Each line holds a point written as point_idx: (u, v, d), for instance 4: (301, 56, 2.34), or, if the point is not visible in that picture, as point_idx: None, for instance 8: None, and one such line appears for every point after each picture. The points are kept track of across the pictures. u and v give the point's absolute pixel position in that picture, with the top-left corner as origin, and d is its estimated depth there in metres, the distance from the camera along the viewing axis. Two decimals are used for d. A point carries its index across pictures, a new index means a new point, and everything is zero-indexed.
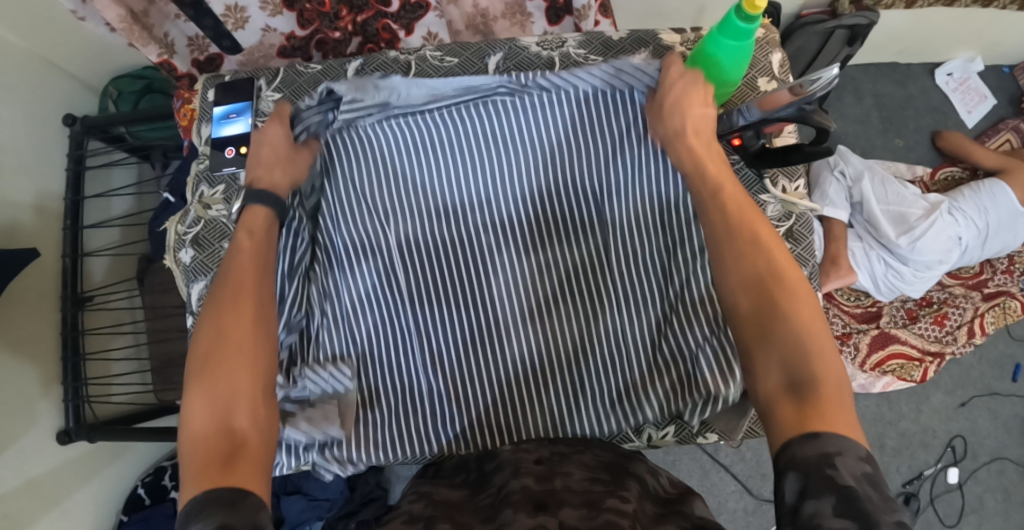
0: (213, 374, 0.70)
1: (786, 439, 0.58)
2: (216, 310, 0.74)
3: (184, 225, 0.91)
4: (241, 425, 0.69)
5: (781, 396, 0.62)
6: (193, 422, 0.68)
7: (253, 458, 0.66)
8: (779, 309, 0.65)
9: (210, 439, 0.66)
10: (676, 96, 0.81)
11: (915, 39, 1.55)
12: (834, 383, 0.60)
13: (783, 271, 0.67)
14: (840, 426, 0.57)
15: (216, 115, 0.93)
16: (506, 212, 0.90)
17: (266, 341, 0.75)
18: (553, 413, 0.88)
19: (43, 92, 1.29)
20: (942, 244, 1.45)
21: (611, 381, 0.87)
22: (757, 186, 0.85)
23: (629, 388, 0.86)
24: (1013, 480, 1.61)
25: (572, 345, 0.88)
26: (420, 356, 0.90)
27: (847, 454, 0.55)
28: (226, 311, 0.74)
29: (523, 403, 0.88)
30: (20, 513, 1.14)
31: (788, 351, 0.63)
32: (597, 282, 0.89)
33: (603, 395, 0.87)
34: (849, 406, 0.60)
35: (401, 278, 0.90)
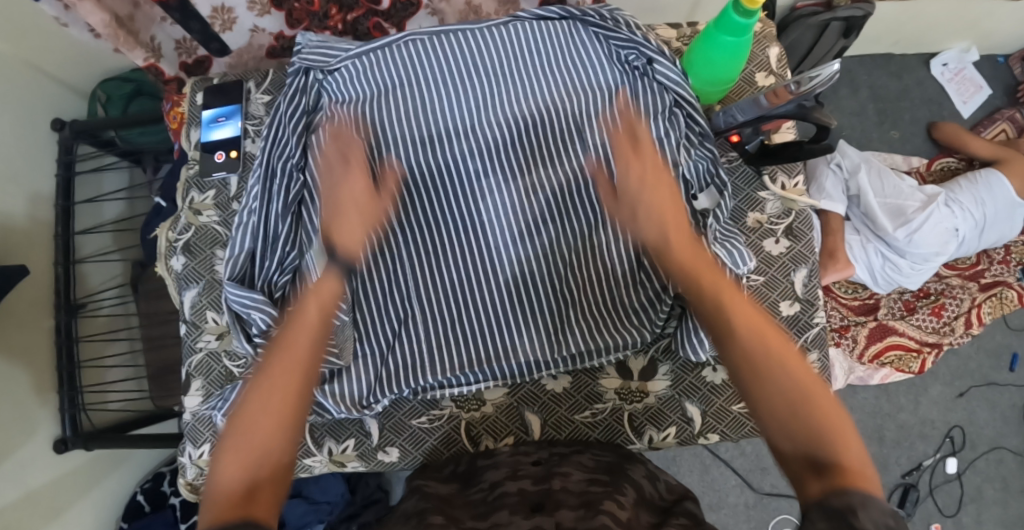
0: (240, 435, 0.67)
1: (811, 498, 0.56)
2: (263, 369, 0.71)
3: (174, 233, 0.89)
4: (265, 489, 0.62)
5: (807, 476, 0.59)
6: (218, 480, 0.63)
7: (271, 510, 0.60)
8: (785, 409, 0.64)
9: (232, 496, 0.61)
10: (639, 183, 0.79)
11: (910, 30, 1.55)
12: (858, 459, 0.59)
13: (778, 369, 0.66)
14: (870, 490, 0.55)
15: (205, 118, 0.91)
16: (497, 137, 0.85)
17: (301, 412, 0.71)
18: (554, 341, 0.82)
19: (31, 98, 1.27)
20: (939, 237, 1.44)
21: (610, 306, 0.83)
22: (755, 183, 0.86)
23: (627, 310, 0.83)
24: (1011, 469, 1.62)
25: (570, 271, 0.83)
26: (414, 290, 0.83)
27: (870, 507, 0.52)
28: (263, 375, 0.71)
29: (520, 332, 0.83)
30: (21, 525, 1.13)
31: (789, 434, 0.63)
32: (601, 209, 0.84)
33: (605, 321, 0.82)
34: (876, 483, 0.58)
35: (391, 207, 0.84)
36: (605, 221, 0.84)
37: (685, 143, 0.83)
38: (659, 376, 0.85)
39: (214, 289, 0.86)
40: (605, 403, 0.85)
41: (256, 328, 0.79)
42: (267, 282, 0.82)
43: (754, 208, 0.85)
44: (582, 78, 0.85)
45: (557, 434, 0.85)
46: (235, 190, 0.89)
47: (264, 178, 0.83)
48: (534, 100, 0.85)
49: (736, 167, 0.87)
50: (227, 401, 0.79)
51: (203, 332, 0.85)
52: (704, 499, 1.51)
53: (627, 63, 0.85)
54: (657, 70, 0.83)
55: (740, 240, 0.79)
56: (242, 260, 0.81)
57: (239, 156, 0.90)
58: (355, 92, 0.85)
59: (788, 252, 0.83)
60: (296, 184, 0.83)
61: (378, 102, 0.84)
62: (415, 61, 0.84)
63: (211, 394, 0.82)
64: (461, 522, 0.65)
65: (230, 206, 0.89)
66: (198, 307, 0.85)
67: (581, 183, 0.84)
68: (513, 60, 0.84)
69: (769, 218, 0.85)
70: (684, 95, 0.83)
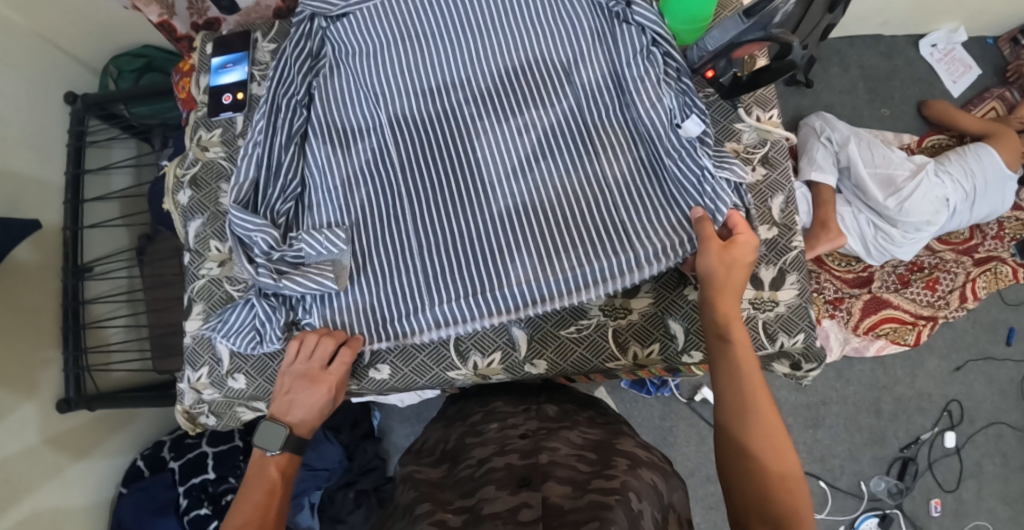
0: None
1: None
2: (240, 504, 0.73)
3: (183, 168, 0.95)
4: None
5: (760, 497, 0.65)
6: None
7: None
8: (756, 514, 0.64)
9: None
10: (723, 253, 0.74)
11: (898, 10, 1.58)
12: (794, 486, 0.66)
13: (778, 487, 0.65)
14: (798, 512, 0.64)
15: (213, 65, 0.96)
16: (488, 81, 0.86)
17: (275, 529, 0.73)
18: (550, 267, 0.79)
19: (45, 71, 1.32)
20: (930, 205, 1.47)
21: (608, 234, 0.80)
22: (731, 116, 0.89)
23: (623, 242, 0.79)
24: (1011, 444, 1.61)
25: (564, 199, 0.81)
26: (407, 223, 0.82)
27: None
28: (243, 506, 0.73)
29: (515, 260, 0.80)
30: (20, 480, 1.13)
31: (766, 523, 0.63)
32: (589, 144, 0.83)
33: (601, 248, 0.79)
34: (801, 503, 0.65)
35: (387, 143, 0.85)
36: (594, 155, 0.82)
37: (665, 77, 0.82)
38: (642, 293, 0.85)
39: (217, 220, 0.90)
40: (590, 318, 0.85)
41: (258, 249, 0.81)
42: (269, 210, 0.85)
43: (731, 137, 0.89)
44: (568, 24, 0.85)
45: (544, 348, 0.85)
46: (240, 127, 0.94)
47: (269, 114, 0.86)
48: (525, 46, 0.86)
49: (713, 103, 0.90)
50: (226, 323, 0.81)
51: (206, 260, 0.90)
52: (701, 469, 1.51)
53: (607, 9, 0.86)
54: (633, 12, 0.83)
55: (732, 157, 0.81)
56: (246, 187, 0.84)
57: (245, 97, 0.94)
58: (357, 43, 0.87)
59: (764, 180, 0.87)
60: (300, 119, 0.87)
61: (378, 51, 0.86)
62: (413, 15, 0.86)
63: (210, 315, 0.86)
64: (449, 504, 0.66)
65: (235, 143, 0.93)
66: (201, 236, 0.90)
67: (571, 120, 0.83)
68: (502, 10, 0.86)
69: (745, 148, 0.89)
70: (661, 33, 0.82)
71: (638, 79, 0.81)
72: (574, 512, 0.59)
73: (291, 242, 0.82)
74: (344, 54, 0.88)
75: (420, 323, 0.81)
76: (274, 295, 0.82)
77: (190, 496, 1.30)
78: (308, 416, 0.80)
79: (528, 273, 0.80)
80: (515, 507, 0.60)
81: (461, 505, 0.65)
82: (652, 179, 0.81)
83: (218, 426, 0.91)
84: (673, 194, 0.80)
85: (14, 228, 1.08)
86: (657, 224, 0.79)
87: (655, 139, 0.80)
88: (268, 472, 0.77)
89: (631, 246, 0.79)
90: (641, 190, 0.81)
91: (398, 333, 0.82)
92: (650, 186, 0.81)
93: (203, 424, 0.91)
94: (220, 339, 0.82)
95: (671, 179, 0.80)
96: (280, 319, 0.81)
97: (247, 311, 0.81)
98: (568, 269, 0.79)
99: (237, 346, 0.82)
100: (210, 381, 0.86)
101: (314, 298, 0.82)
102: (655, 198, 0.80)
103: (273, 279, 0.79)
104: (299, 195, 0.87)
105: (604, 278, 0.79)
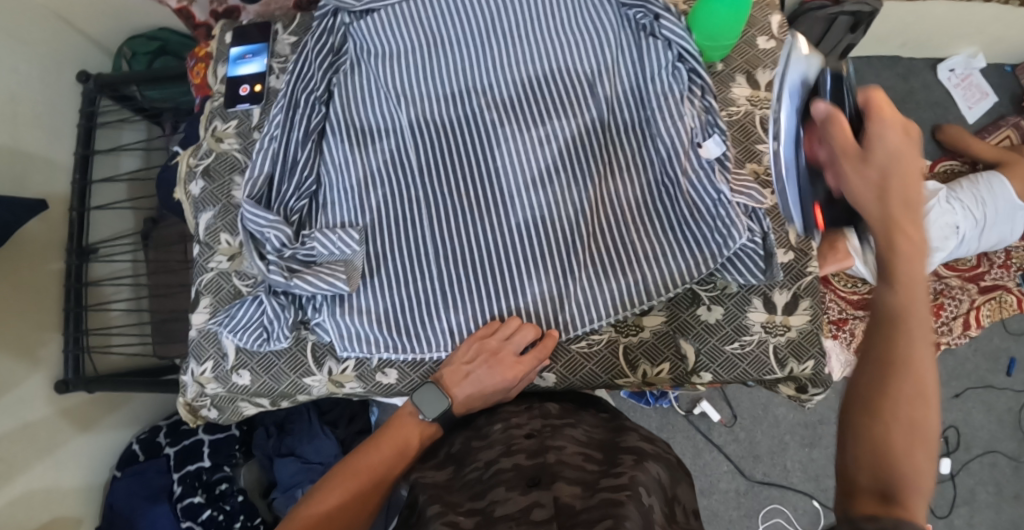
0: (344, 482, 0.75)
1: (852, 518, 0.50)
2: (375, 442, 0.79)
3: (196, 158, 0.94)
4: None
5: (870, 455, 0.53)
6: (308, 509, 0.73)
7: None
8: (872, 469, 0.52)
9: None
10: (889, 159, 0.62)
11: (918, 32, 1.58)
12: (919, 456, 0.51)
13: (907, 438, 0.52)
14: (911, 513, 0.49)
15: (232, 55, 0.95)
16: (511, 91, 0.84)
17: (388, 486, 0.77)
18: (564, 284, 0.79)
19: (59, 47, 1.31)
20: (939, 231, 1.47)
21: (621, 254, 0.79)
22: (753, 137, 0.88)
23: (639, 261, 0.79)
24: (1005, 474, 1.61)
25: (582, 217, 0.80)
26: (423, 231, 0.81)
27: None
28: (373, 448, 0.78)
29: (530, 274, 0.80)
30: (14, 457, 1.12)
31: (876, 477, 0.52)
32: (609, 161, 0.82)
33: (614, 269, 0.79)
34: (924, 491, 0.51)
35: (407, 149, 0.84)
36: (614, 172, 0.82)
37: (689, 96, 0.81)
38: (654, 312, 0.84)
39: (229, 213, 0.89)
40: (601, 334, 0.84)
41: (270, 246, 0.80)
42: (283, 206, 0.84)
43: (752, 158, 0.87)
44: (594, 36, 0.84)
45: (553, 361, 0.84)
46: (256, 120, 0.93)
47: (287, 109, 0.84)
48: (550, 58, 0.84)
49: (736, 122, 0.88)
50: (233, 318, 0.80)
51: (215, 253, 0.89)
52: (697, 483, 1.51)
53: (634, 22, 0.84)
54: (661, 26, 0.82)
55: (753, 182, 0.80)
56: (260, 182, 0.83)
57: (263, 90, 0.93)
58: (379, 44, 0.86)
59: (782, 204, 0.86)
60: (318, 116, 0.86)
61: (401, 56, 0.85)
62: (437, 22, 0.85)
63: (218, 309, 0.85)
64: (459, 506, 0.63)
65: (250, 136, 0.92)
66: (211, 229, 0.89)
67: (593, 134, 0.83)
68: (530, 19, 0.84)
69: (766, 170, 0.87)
70: (689, 49, 0.81)
71: (662, 98, 0.81)
72: (587, 512, 0.57)
73: (303, 240, 0.81)
74: (366, 54, 0.86)
75: (431, 331, 0.80)
76: (283, 293, 0.81)
77: (183, 484, 1.28)
78: (475, 397, 0.74)
79: (542, 288, 0.79)
80: (527, 508, 0.59)
81: (471, 507, 0.63)
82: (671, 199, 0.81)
83: (219, 419, 0.90)
84: (693, 214, 0.79)
85: (19, 208, 1.06)
86: (671, 244, 0.79)
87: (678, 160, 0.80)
88: (409, 435, 0.79)
89: (645, 266, 0.79)
90: (659, 209, 0.81)
91: (407, 340, 0.80)
92: (669, 206, 0.80)
93: (205, 416, 0.90)
94: (224, 335, 0.81)
95: (689, 198, 0.79)
96: (289, 317, 0.80)
97: (253, 307, 0.80)
98: (582, 285, 0.79)
99: (245, 342, 0.80)
100: (214, 376, 0.85)
101: (324, 299, 0.80)
102: (673, 219, 0.80)
103: (284, 278, 0.77)
104: (314, 193, 0.86)
105: (614, 298, 0.79)
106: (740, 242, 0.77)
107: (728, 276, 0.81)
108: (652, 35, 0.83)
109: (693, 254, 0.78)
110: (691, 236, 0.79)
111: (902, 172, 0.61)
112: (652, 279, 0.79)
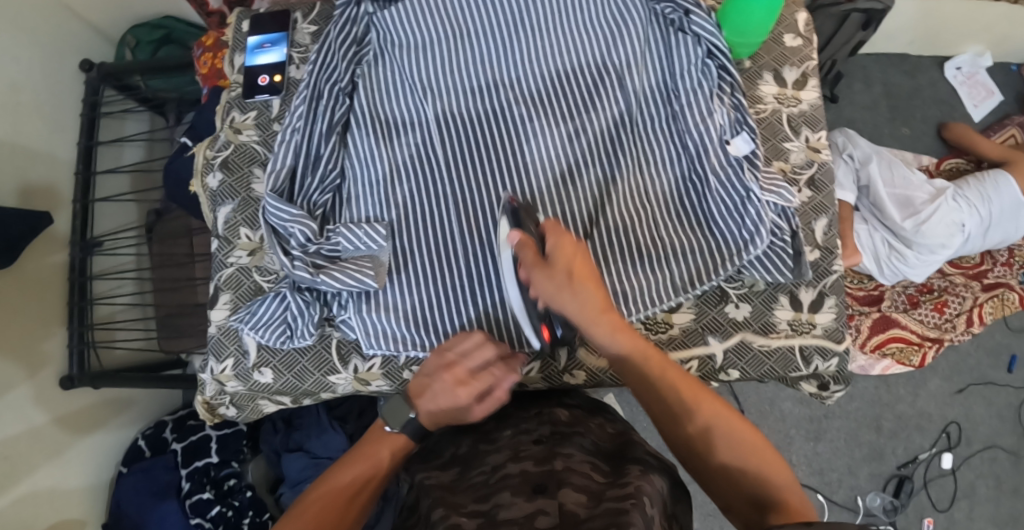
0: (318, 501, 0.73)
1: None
2: (347, 459, 0.77)
3: (212, 150, 0.91)
4: None
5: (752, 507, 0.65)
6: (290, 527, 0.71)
7: None
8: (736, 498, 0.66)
9: None
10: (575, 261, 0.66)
11: (927, 30, 1.58)
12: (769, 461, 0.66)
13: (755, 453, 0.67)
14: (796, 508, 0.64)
15: (250, 44, 0.93)
16: (540, 85, 0.84)
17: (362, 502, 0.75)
18: None
19: (62, 37, 1.28)
20: (945, 229, 1.47)
21: (650, 247, 0.79)
22: (780, 136, 0.88)
23: (667, 258, 0.79)
24: (1004, 468, 1.63)
25: (609, 210, 0.80)
26: (450, 229, 0.80)
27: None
28: (346, 467, 0.76)
29: None
30: (20, 460, 1.10)
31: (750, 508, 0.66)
32: (634, 158, 0.82)
33: (645, 266, 0.78)
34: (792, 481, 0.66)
35: (433, 144, 0.83)
36: (640, 169, 0.81)
37: (719, 93, 0.81)
38: (684, 308, 0.83)
39: (248, 207, 0.88)
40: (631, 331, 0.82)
41: (294, 241, 0.79)
42: (307, 200, 0.83)
43: (779, 157, 0.87)
44: (623, 31, 0.83)
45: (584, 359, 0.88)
46: (276, 111, 0.91)
47: (310, 99, 0.82)
48: (578, 53, 0.83)
49: (764, 120, 0.88)
50: (256, 315, 0.79)
51: (234, 248, 0.87)
52: None
53: (662, 17, 0.84)
54: (691, 21, 0.81)
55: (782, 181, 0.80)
56: (283, 175, 0.81)
57: (282, 80, 0.92)
58: (404, 36, 0.84)
59: (809, 202, 0.86)
60: (342, 107, 0.84)
61: (426, 47, 0.84)
62: (463, 14, 0.83)
63: (239, 306, 0.84)
64: (461, 508, 0.63)
65: (270, 127, 0.91)
66: (231, 223, 0.88)
67: (619, 132, 0.82)
68: (558, 13, 0.83)
69: (792, 168, 0.87)
70: (718, 45, 0.81)
71: (691, 95, 0.81)
72: (590, 521, 0.58)
73: (328, 235, 0.80)
74: (389, 45, 0.85)
75: (460, 327, 0.80)
76: (308, 290, 0.80)
77: (192, 481, 1.27)
78: (436, 414, 0.74)
79: None
80: (532, 515, 0.59)
81: (474, 509, 0.63)
82: (699, 198, 0.80)
83: (238, 417, 0.90)
84: (723, 212, 0.79)
85: (15, 218, 1.06)
86: (701, 241, 0.79)
87: (707, 159, 0.79)
88: (380, 450, 0.78)
89: (677, 264, 0.78)
90: (686, 206, 0.81)
91: (434, 338, 0.79)
92: (696, 205, 0.80)
93: (222, 414, 0.89)
94: (247, 333, 0.79)
95: (716, 197, 0.79)
96: (314, 314, 0.79)
97: (281, 306, 0.79)
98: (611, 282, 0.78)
99: (267, 340, 0.79)
100: (234, 374, 0.83)
101: (353, 295, 0.79)
102: (701, 217, 0.80)
103: (312, 273, 0.76)
104: (338, 187, 0.85)
105: (642, 293, 0.78)
106: (767, 240, 0.77)
107: (755, 274, 0.80)
108: (685, 29, 0.82)
109: (723, 253, 0.78)
110: (720, 235, 0.79)
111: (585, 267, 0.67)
112: (682, 277, 0.78)
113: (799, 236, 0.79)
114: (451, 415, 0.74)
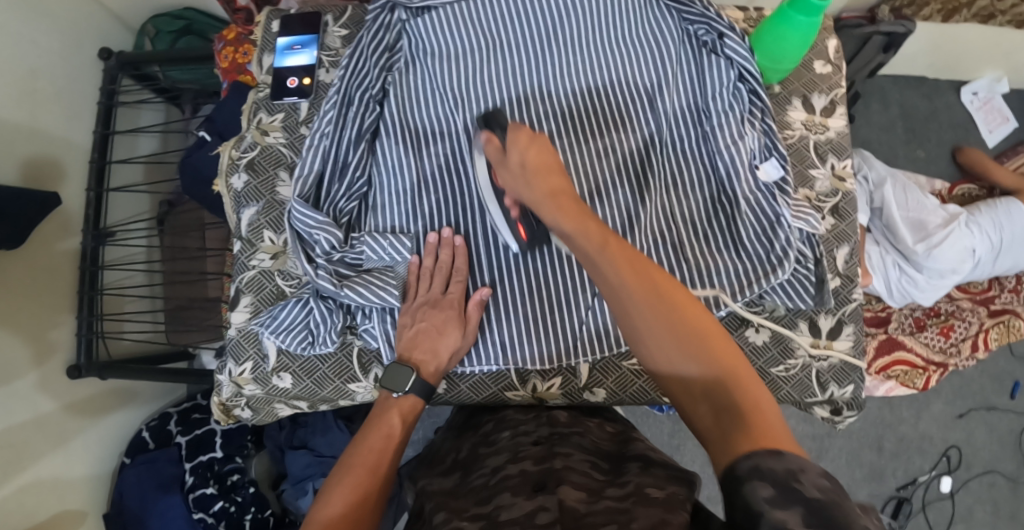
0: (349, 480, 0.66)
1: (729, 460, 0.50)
2: (360, 437, 0.71)
3: (238, 151, 0.91)
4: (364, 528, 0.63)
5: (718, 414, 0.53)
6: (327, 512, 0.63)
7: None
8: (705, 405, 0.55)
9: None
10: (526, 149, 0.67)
11: (946, 55, 1.59)
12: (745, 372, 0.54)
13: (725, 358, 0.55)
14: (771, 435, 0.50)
15: (280, 45, 0.93)
16: (571, 99, 0.83)
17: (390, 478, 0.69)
18: None
19: (82, 24, 1.28)
20: (957, 254, 1.48)
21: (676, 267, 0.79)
22: (806, 163, 0.88)
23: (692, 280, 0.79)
24: (1002, 493, 1.64)
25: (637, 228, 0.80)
26: (476, 240, 0.82)
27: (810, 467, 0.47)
28: (362, 443, 0.70)
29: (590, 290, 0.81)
30: (25, 445, 1.10)
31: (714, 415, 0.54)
32: (663, 178, 0.82)
33: None
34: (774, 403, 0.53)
35: (462, 156, 0.83)
36: (667, 189, 0.82)
37: (749, 117, 0.82)
38: None
39: (272, 210, 0.88)
40: None
41: (319, 249, 0.79)
42: (333, 207, 0.82)
43: (805, 184, 0.87)
44: (656, 51, 0.83)
45: (605, 378, 0.86)
46: (305, 115, 0.91)
47: (340, 105, 0.82)
48: (610, 70, 0.83)
49: (792, 145, 0.89)
50: (277, 319, 0.79)
51: (257, 250, 0.87)
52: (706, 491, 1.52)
53: (696, 39, 0.84)
54: (725, 45, 0.82)
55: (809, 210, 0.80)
56: (310, 181, 0.81)
57: (311, 83, 0.92)
58: (437, 44, 0.84)
59: (832, 230, 0.87)
60: (372, 115, 0.84)
61: (459, 57, 0.84)
62: (497, 25, 0.83)
63: (260, 310, 0.84)
64: (462, 511, 0.62)
65: (297, 130, 0.91)
66: (255, 225, 0.88)
67: (649, 150, 0.83)
68: (593, 28, 0.83)
69: (817, 196, 0.88)
70: (751, 69, 0.81)
71: (722, 118, 0.82)
72: (592, 515, 0.57)
73: (353, 243, 0.81)
74: (421, 53, 0.85)
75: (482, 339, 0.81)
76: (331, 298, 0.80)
77: (195, 474, 1.26)
78: (440, 349, 0.76)
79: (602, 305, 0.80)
80: (532, 511, 0.57)
81: (475, 512, 0.62)
82: (727, 220, 0.81)
83: (251, 419, 0.89)
84: (750, 235, 0.79)
85: (29, 203, 1.05)
86: (729, 264, 0.79)
87: (735, 184, 0.80)
88: (390, 417, 0.73)
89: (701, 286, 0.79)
90: (712, 228, 0.81)
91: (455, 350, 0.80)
92: (722, 226, 0.81)
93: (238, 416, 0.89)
94: (268, 338, 0.80)
95: (743, 221, 0.79)
96: (337, 322, 0.80)
97: (302, 312, 0.79)
98: None
99: (286, 345, 0.79)
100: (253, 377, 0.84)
101: (375, 308, 0.80)
102: (727, 238, 0.80)
103: (335, 285, 0.77)
104: (364, 195, 0.85)
105: None
106: (792, 266, 0.78)
107: (777, 299, 0.81)
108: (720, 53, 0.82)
109: (749, 278, 0.78)
110: (748, 259, 0.79)
111: (534, 152, 0.66)
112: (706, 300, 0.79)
113: (822, 264, 0.80)
114: (453, 349, 0.76)
